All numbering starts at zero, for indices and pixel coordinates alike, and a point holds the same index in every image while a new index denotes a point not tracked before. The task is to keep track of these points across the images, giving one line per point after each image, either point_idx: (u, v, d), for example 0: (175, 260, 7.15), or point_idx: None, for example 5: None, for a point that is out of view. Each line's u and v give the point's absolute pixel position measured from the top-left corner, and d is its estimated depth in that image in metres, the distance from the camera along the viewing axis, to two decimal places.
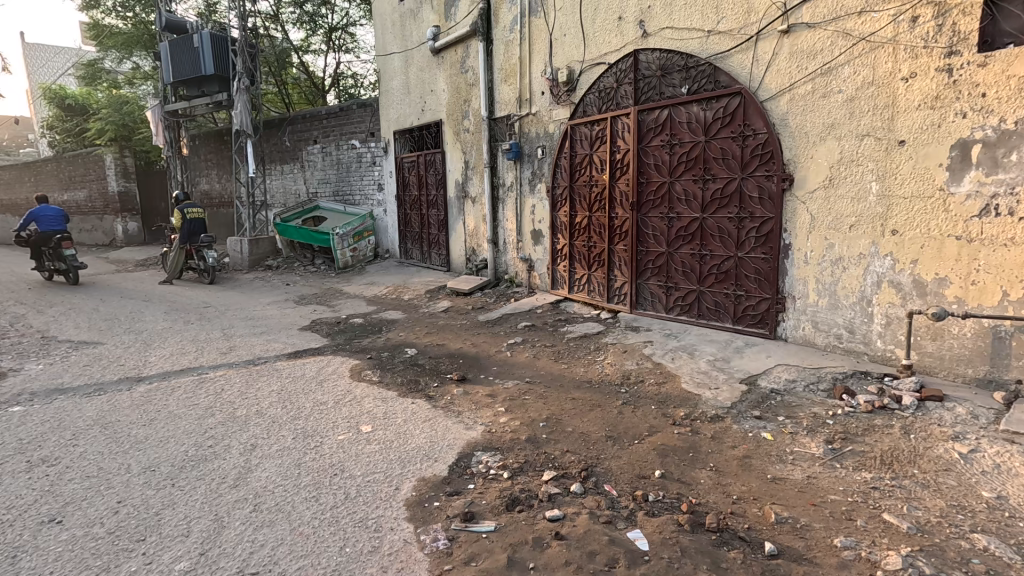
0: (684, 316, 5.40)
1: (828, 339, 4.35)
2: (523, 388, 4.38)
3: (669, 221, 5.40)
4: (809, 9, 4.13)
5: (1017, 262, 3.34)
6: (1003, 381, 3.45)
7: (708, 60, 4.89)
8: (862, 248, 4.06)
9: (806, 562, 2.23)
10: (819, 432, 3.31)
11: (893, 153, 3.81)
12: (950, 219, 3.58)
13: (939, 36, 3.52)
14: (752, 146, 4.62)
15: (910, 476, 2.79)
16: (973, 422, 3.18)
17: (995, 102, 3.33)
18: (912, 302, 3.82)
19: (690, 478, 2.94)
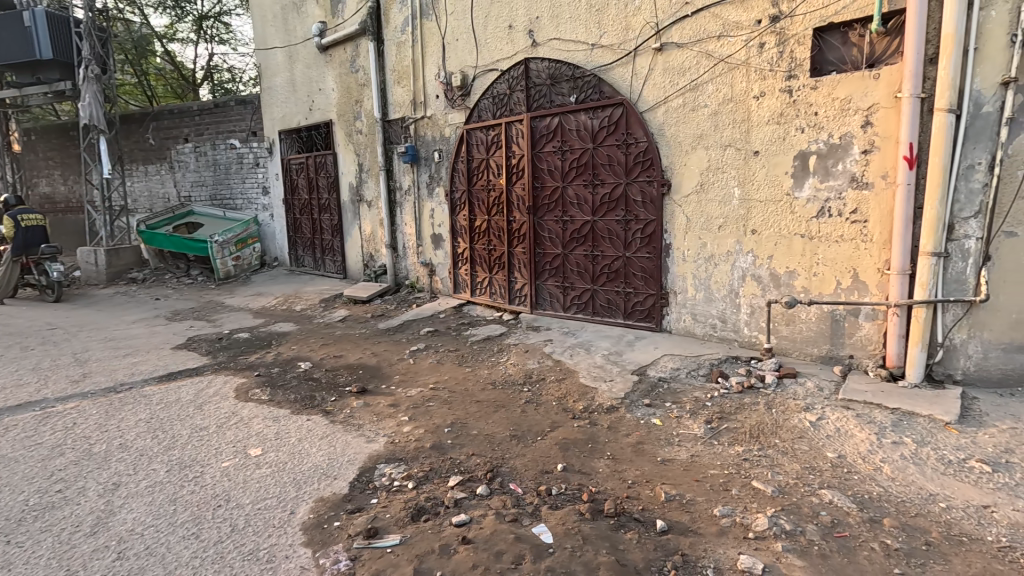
0: (580, 314, 5.67)
1: (704, 328, 4.81)
2: (427, 395, 4.31)
3: (564, 223, 5.64)
4: (677, 30, 4.55)
5: (846, 256, 3.94)
6: (840, 357, 4.06)
7: (593, 72, 5.19)
8: (729, 246, 4.55)
9: (691, 533, 2.45)
10: (699, 413, 3.64)
11: (750, 162, 4.31)
12: (795, 219, 4.14)
13: (781, 61, 4.05)
14: (635, 153, 4.98)
15: (773, 446, 3.17)
16: (819, 394, 3.71)
17: (825, 120, 3.91)
18: (770, 293, 4.35)
19: (590, 468, 3.09)
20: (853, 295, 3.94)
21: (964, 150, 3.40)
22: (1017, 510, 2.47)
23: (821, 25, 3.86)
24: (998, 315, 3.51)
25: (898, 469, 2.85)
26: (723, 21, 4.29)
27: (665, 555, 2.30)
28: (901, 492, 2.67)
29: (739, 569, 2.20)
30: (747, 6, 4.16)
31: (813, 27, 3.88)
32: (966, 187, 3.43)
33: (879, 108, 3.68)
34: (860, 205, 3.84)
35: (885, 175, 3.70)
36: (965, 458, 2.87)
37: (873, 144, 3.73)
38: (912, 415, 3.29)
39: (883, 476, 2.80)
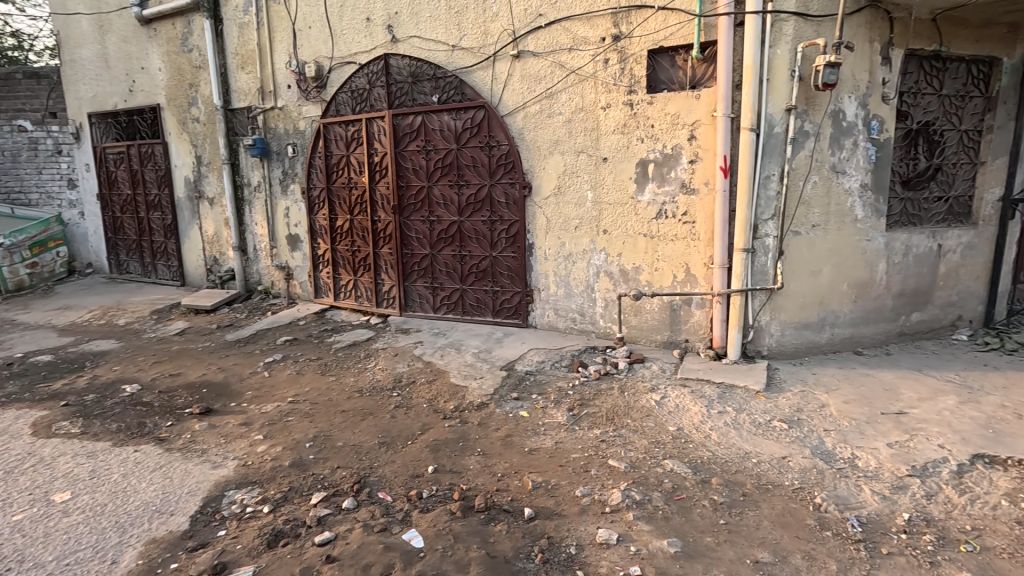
0: (451, 314, 5.69)
1: (566, 322, 5.13)
2: (285, 410, 3.97)
3: (430, 224, 5.60)
4: (533, 39, 4.78)
5: (680, 253, 4.49)
6: (678, 341, 4.61)
7: (454, 73, 5.22)
8: (584, 246, 4.90)
9: (556, 516, 2.60)
10: (562, 402, 3.87)
11: (600, 168, 4.69)
12: (639, 221, 4.61)
13: (623, 77, 4.46)
14: (497, 155, 5.13)
15: (625, 426, 3.49)
16: (662, 375, 4.18)
17: (659, 132, 4.40)
18: (621, 287, 4.79)
19: (461, 466, 3.11)
20: (686, 287, 4.51)
21: (763, 163, 4.07)
22: (806, 457, 3.04)
23: (654, 47, 4.33)
24: (790, 299, 4.29)
25: (723, 434, 3.32)
26: (573, 36, 4.60)
27: (532, 541, 2.41)
28: (724, 454, 3.12)
29: (597, 542, 2.39)
30: (593, 24, 4.51)
31: (647, 49, 4.34)
32: (765, 194, 4.11)
33: (700, 125, 4.25)
34: (689, 208, 4.39)
35: (707, 183, 4.28)
36: (770, 419, 3.45)
37: (697, 155, 4.29)
38: (732, 387, 3.88)
39: (711, 442, 3.25)
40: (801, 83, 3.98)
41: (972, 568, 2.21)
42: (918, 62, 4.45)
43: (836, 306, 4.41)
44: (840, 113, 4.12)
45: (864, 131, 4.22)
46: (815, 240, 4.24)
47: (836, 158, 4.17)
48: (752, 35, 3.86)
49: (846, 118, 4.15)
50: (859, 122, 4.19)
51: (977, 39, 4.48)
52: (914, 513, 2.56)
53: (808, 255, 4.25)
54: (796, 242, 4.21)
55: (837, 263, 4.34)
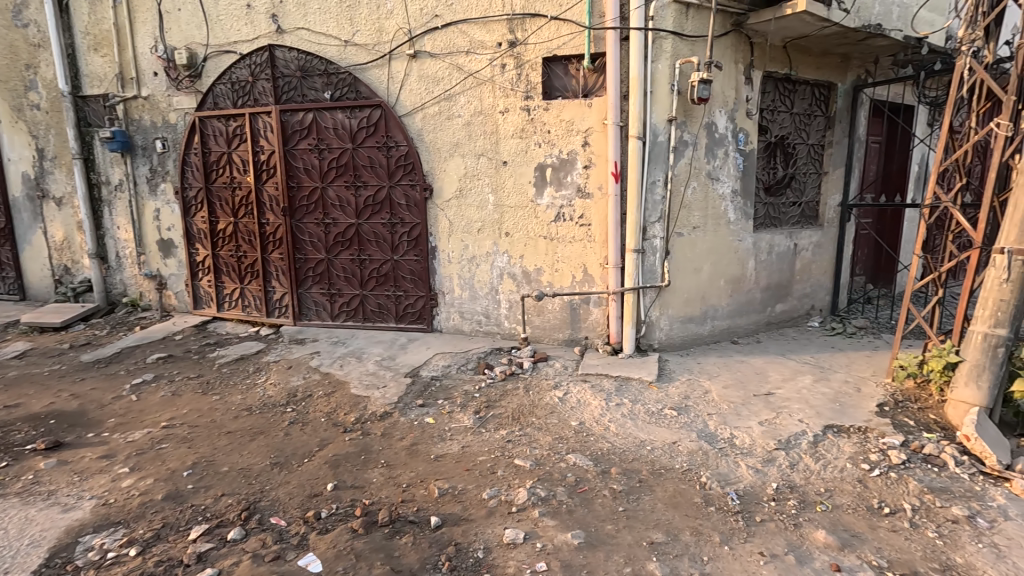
0: (351, 321, 5.44)
1: (471, 325, 5.13)
2: (157, 436, 3.52)
3: (326, 227, 5.31)
4: (430, 40, 4.71)
5: (578, 254, 4.68)
6: (579, 339, 4.80)
7: (347, 69, 5.00)
8: (487, 248, 4.93)
9: (464, 521, 2.57)
10: (468, 405, 3.86)
11: (500, 171, 4.75)
12: (539, 223, 4.73)
13: (520, 83, 4.56)
14: (396, 156, 5.00)
15: (530, 424, 3.55)
16: (565, 371, 4.33)
17: (555, 138, 4.55)
18: (523, 288, 4.89)
19: (363, 480, 2.96)
20: (584, 286, 4.70)
21: (649, 169, 4.36)
22: (692, 440, 3.30)
23: (548, 56, 4.47)
24: (676, 296, 4.65)
25: (620, 425, 3.51)
26: (470, 39, 4.61)
27: (439, 550, 2.37)
28: (622, 444, 3.30)
29: (504, 543, 2.40)
30: (489, 28, 4.55)
31: (541, 57, 4.47)
32: (652, 198, 4.40)
33: (593, 132, 4.46)
34: (585, 211, 4.59)
35: (601, 187, 4.50)
36: (662, 407, 3.71)
37: (591, 160, 4.50)
38: (628, 379, 4.11)
39: (610, 434, 3.41)
40: (680, 97, 4.33)
41: (826, 525, 2.53)
42: (774, 83, 5.06)
43: (714, 300, 4.86)
44: (713, 125, 4.55)
45: (733, 142, 4.70)
46: (696, 241, 4.64)
47: (711, 166, 4.60)
48: (636, 49, 4.12)
49: (718, 130, 4.59)
50: (728, 134, 4.66)
51: (818, 65, 5.20)
52: (781, 482, 2.88)
53: (690, 254, 4.63)
54: (680, 243, 4.57)
55: (714, 261, 4.79)
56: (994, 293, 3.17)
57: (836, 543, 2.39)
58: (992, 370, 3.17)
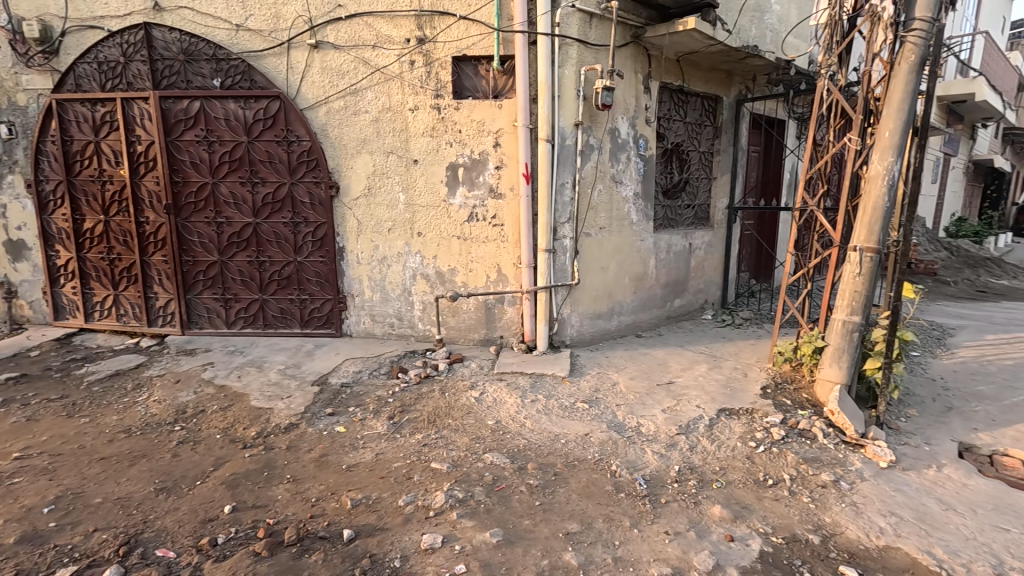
0: (249, 328, 5.05)
1: (384, 328, 4.98)
2: (6, 470, 3.01)
3: (218, 226, 4.87)
4: (332, 30, 4.49)
5: (492, 254, 4.70)
6: (494, 338, 4.84)
7: (240, 56, 4.62)
8: (399, 248, 4.80)
9: (379, 531, 2.48)
10: (382, 411, 3.73)
11: (411, 170, 4.64)
12: (452, 223, 4.69)
13: (429, 81, 4.49)
14: (298, 152, 4.71)
15: (447, 426, 3.51)
16: (481, 371, 4.34)
17: (467, 138, 4.54)
18: (437, 289, 4.82)
19: (267, 498, 2.75)
20: (499, 286, 4.74)
21: (558, 171, 4.48)
22: (603, 431, 3.45)
23: (457, 55, 4.45)
24: (585, 293, 4.84)
25: (535, 421, 3.58)
26: (376, 33, 4.46)
27: (353, 563, 2.26)
28: (538, 439, 3.37)
29: (422, 549, 2.34)
30: (396, 23, 4.43)
31: (451, 55, 4.43)
32: (561, 200, 4.53)
33: (504, 133, 4.50)
34: (497, 211, 4.63)
35: (513, 188, 4.56)
36: (574, 401, 3.84)
37: (503, 161, 4.54)
38: (542, 376, 4.22)
39: (526, 430, 3.47)
40: (585, 102, 4.51)
41: (721, 500, 2.77)
42: (669, 94, 5.44)
43: (620, 297, 5.13)
44: (616, 131, 4.79)
45: (634, 148, 4.99)
46: (603, 241, 4.87)
47: (615, 170, 4.84)
48: (544, 54, 4.22)
49: (621, 136, 4.84)
50: (630, 140, 4.93)
51: (706, 79, 5.67)
52: (682, 464, 3.10)
53: (598, 253, 4.85)
54: (588, 242, 4.77)
55: (619, 260, 5.05)
56: (850, 285, 3.65)
57: (729, 516, 2.62)
58: (850, 352, 3.64)
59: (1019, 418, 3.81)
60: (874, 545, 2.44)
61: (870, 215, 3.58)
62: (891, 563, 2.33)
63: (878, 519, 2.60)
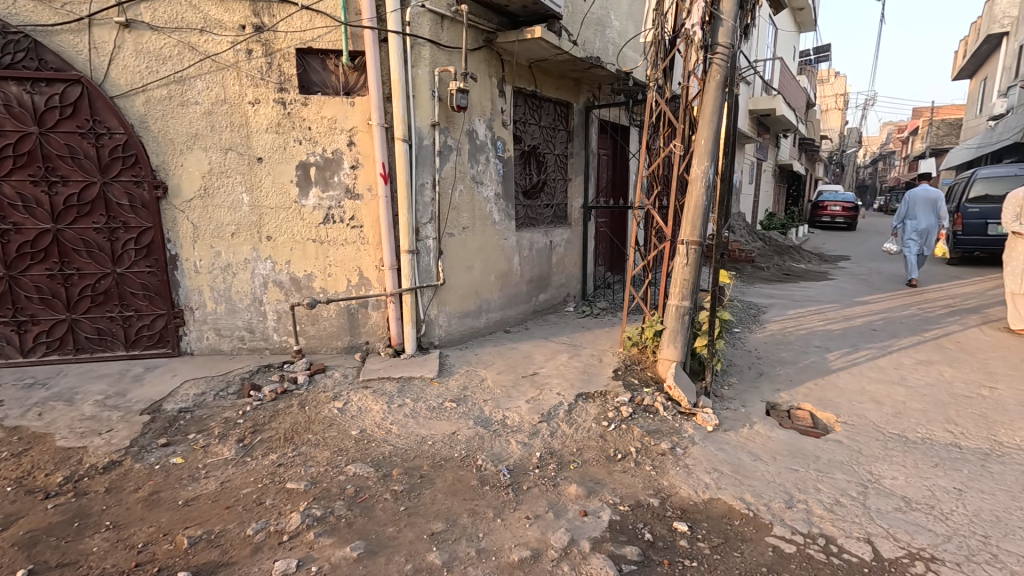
0: (55, 354, 4.27)
1: (232, 342, 4.52)
2: None
3: (2, 235, 4.01)
4: (148, 9, 3.95)
5: (352, 257, 4.51)
6: (359, 344, 4.66)
7: (23, 31, 3.85)
8: (245, 254, 4.39)
9: (222, 567, 2.25)
10: (230, 435, 3.38)
11: (254, 168, 4.26)
12: (306, 226, 4.40)
13: (271, 73, 4.15)
14: (109, 147, 4.05)
15: (306, 442, 3.30)
16: (345, 380, 4.15)
17: (317, 135, 4.28)
18: (293, 296, 4.50)
19: (77, 554, 2.34)
20: (361, 290, 4.57)
21: (417, 172, 4.44)
22: (470, 427, 3.51)
23: (301, 46, 4.18)
24: (452, 293, 4.87)
25: (402, 425, 3.53)
26: (203, 16, 4.02)
27: None
28: (404, 444, 3.32)
29: None
30: (227, 7, 4.03)
31: (294, 47, 4.15)
32: (422, 200, 4.50)
33: (358, 131, 4.32)
34: (356, 213, 4.44)
35: (370, 188, 4.41)
36: (442, 401, 3.85)
37: (358, 160, 4.36)
38: (410, 379, 4.16)
39: (392, 436, 3.40)
40: (441, 103, 4.53)
41: (577, 479, 2.98)
42: (523, 98, 5.70)
43: (486, 295, 5.25)
44: (473, 132, 4.88)
45: (492, 149, 5.13)
46: (466, 240, 4.94)
47: (475, 170, 4.94)
48: (395, 52, 4.13)
49: (478, 138, 4.95)
50: (488, 141, 5.06)
51: (557, 86, 6.04)
52: (543, 450, 3.28)
53: (462, 253, 4.91)
54: (452, 242, 4.80)
55: (484, 258, 5.17)
56: (681, 274, 4.14)
57: (583, 493, 2.83)
58: (682, 332, 4.14)
59: (809, 377, 4.66)
60: (701, 499, 2.82)
61: (693, 212, 4.10)
62: (713, 513, 2.70)
63: (704, 477, 3.00)
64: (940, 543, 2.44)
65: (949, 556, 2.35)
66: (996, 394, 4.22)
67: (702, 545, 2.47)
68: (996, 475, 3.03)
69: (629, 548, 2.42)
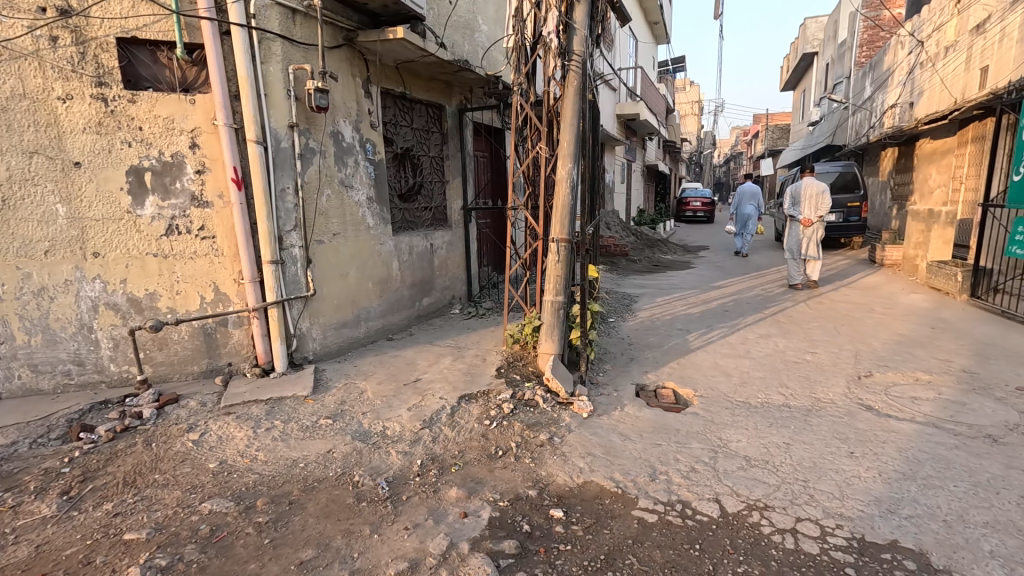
0: None
1: (55, 379, 3.86)
2: None
3: None
4: None
5: (204, 271, 4.07)
6: (220, 367, 4.22)
7: None
8: (66, 274, 3.75)
9: None
10: (51, 488, 2.87)
11: (71, 174, 3.66)
12: (144, 239, 3.88)
13: (85, 64, 3.61)
14: None
15: (151, 484, 2.91)
16: (202, 409, 3.72)
17: (151, 136, 3.80)
18: (132, 320, 3.95)
19: None
20: (218, 306, 4.14)
21: (276, 176, 4.14)
22: (347, 443, 3.35)
23: (123, 36, 3.69)
24: (325, 303, 4.61)
25: (270, 451, 3.26)
26: None
27: None
28: (272, 470, 3.06)
29: None
30: None
31: (115, 36, 3.66)
32: (283, 206, 4.20)
33: (201, 132, 3.91)
34: (205, 222, 4.02)
35: (221, 195, 4.02)
36: (317, 419, 3.62)
37: (204, 164, 3.95)
38: (281, 399, 3.86)
39: (258, 463, 3.12)
40: (298, 103, 4.26)
41: (458, 481, 2.97)
42: (393, 99, 5.57)
43: (364, 303, 5.05)
44: (338, 134, 4.66)
45: (361, 152, 4.94)
46: (338, 247, 4.70)
47: (342, 174, 4.72)
48: (240, 46, 3.81)
49: (344, 140, 4.73)
50: (355, 144, 4.86)
51: (428, 88, 5.99)
52: (425, 456, 3.23)
53: (333, 260, 4.67)
54: (321, 250, 4.55)
55: (359, 265, 4.96)
56: (554, 270, 4.31)
57: (464, 494, 2.83)
58: (558, 326, 4.32)
59: (672, 357, 5.12)
60: (576, 483, 2.95)
61: (560, 211, 4.29)
62: (586, 495, 2.84)
63: (579, 462, 3.16)
64: (772, 493, 2.80)
65: (778, 503, 2.72)
66: (816, 358, 4.98)
67: (576, 527, 2.58)
68: (814, 427, 3.56)
69: (507, 543, 2.46)
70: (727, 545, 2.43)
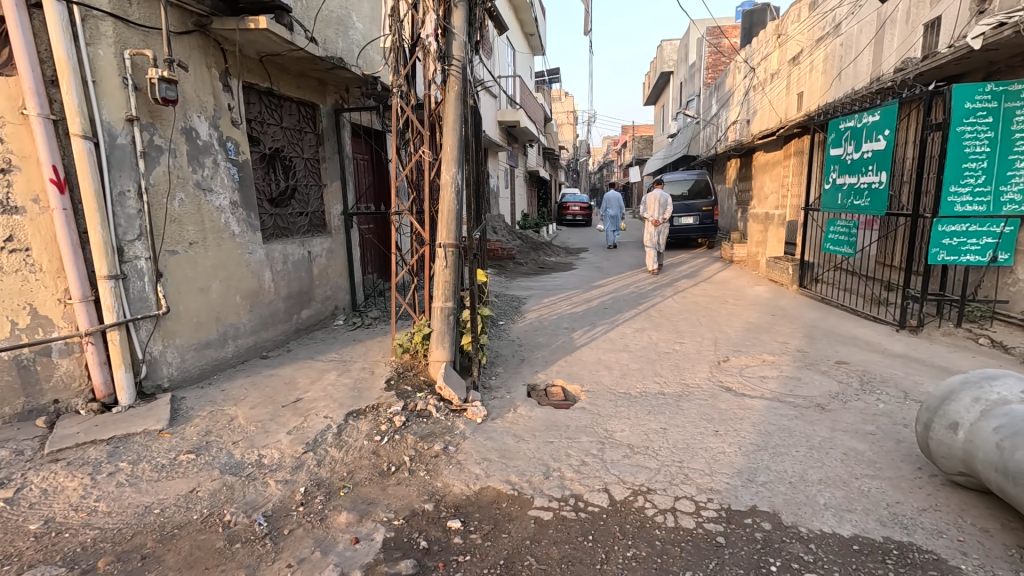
0: None
1: None
2: None
3: None
4: None
5: (14, 291, 3.34)
6: (42, 406, 3.50)
7: None
8: None
9: None
10: None
11: None
12: None
13: None
14: None
15: None
16: (18, 459, 3.05)
17: None
18: None
19: None
20: (37, 333, 3.43)
21: (112, 177, 3.55)
22: (215, 479, 2.96)
23: None
24: (181, 322, 4.06)
25: (114, 499, 2.77)
26: None
27: None
28: (117, 522, 2.60)
29: None
30: None
31: None
32: (123, 212, 3.62)
33: (4, 123, 3.21)
34: (14, 231, 3.30)
35: (36, 199, 3.34)
36: (175, 455, 3.16)
37: (9, 162, 3.25)
38: (128, 437, 3.31)
39: (98, 516, 2.64)
40: (139, 94, 3.71)
41: (348, 505, 2.78)
42: (257, 95, 5.11)
43: (231, 319, 4.54)
44: (192, 131, 4.14)
45: (221, 151, 4.44)
46: (196, 258, 4.17)
47: (199, 176, 4.20)
48: (56, 23, 3.21)
49: (200, 137, 4.22)
50: (213, 142, 4.36)
51: (298, 85, 5.58)
52: (309, 482, 2.98)
53: (191, 273, 4.13)
54: (175, 262, 4.00)
55: (222, 277, 4.44)
56: (442, 276, 4.24)
57: (355, 518, 2.66)
58: (449, 333, 4.25)
59: (560, 356, 5.32)
60: (472, 490, 2.92)
61: (447, 217, 4.22)
62: (483, 501, 2.82)
63: (474, 469, 3.13)
64: (653, 477, 3.02)
65: (659, 485, 2.93)
66: (683, 347, 5.50)
67: (474, 536, 2.55)
68: (685, 411, 3.92)
69: (403, 563, 2.35)
70: (617, 532, 2.56)
